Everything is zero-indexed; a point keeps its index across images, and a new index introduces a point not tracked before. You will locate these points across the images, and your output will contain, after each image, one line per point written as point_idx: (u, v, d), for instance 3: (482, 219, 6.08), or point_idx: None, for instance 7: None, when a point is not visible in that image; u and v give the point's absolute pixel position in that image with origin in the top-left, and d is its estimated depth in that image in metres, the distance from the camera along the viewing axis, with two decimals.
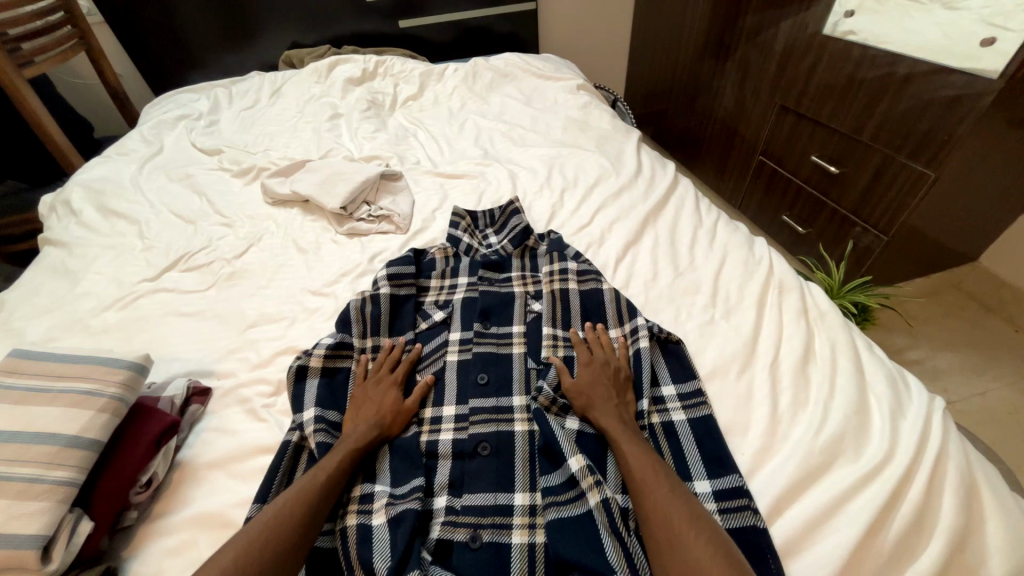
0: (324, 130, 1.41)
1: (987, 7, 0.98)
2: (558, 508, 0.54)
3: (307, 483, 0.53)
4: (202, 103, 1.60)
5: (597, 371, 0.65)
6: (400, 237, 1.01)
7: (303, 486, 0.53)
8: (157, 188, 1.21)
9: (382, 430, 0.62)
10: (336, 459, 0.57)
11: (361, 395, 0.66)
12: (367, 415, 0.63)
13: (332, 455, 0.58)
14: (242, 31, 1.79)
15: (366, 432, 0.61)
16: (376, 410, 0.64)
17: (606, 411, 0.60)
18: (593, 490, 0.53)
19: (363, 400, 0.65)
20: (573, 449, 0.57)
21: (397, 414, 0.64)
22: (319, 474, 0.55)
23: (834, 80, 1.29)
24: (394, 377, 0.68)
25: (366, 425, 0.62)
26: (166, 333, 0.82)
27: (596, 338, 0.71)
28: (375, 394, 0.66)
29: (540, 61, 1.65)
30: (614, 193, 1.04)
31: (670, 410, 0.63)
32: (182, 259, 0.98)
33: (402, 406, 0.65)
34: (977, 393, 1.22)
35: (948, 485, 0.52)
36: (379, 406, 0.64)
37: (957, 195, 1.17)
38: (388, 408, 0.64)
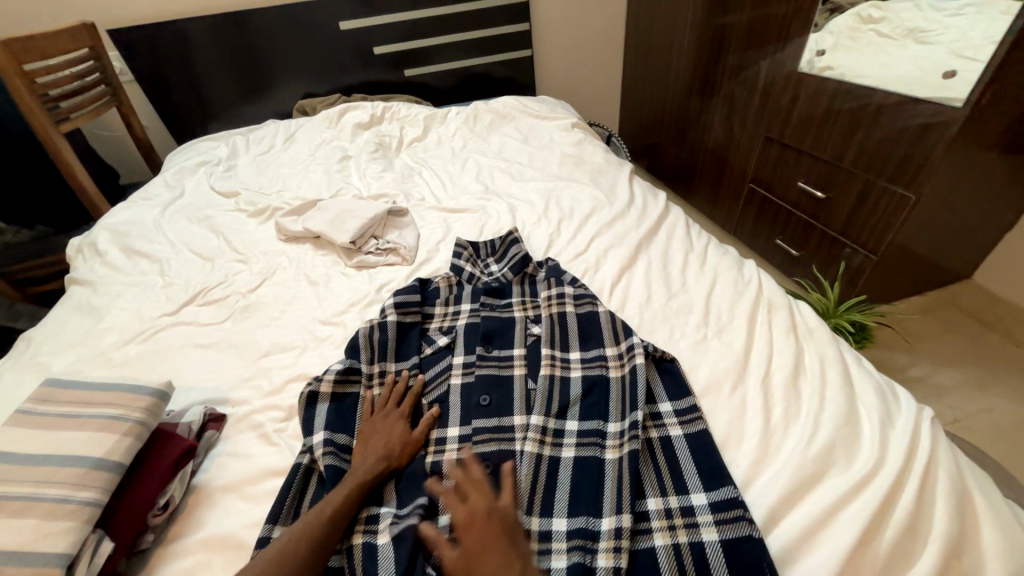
0: (335, 170, 1.50)
1: (957, 41, 1.05)
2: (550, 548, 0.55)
3: (314, 518, 0.55)
4: (221, 149, 1.72)
5: (486, 530, 0.50)
6: (405, 268, 1.06)
7: (308, 522, 0.55)
8: (177, 229, 1.29)
9: (391, 462, 0.64)
10: (342, 493, 0.58)
11: (370, 428, 0.69)
12: (376, 447, 0.65)
13: (338, 489, 0.59)
14: (258, 83, 1.93)
15: (373, 465, 0.62)
16: (385, 442, 0.66)
17: None
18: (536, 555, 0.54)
19: (372, 432, 0.68)
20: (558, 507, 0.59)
21: (405, 448, 0.66)
22: (325, 509, 0.56)
23: (813, 111, 1.37)
24: (402, 410, 0.70)
25: (374, 457, 0.63)
26: (183, 364, 0.87)
27: (472, 480, 0.56)
28: (381, 430, 0.67)
29: (536, 103, 1.76)
30: (609, 221, 1.09)
31: (666, 426, 0.65)
32: (200, 294, 1.03)
33: (410, 437, 0.67)
34: (984, 409, 1.22)
35: (940, 488, 0.53)
36: (388, 438, 0.66)
37: (941, 213, 1.21)
38: (397, 440, 0.66)
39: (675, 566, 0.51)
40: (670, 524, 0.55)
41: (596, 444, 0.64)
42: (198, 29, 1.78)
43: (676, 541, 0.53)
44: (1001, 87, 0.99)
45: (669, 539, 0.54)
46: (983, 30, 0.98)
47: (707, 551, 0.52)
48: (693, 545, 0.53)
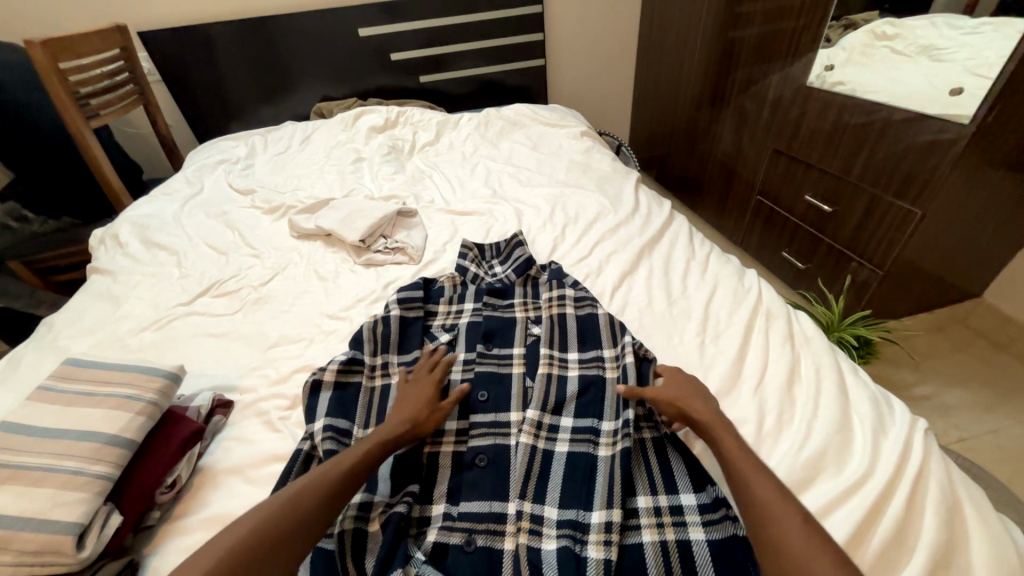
0: (348, 171, 1.55)
1: (971, 59, 1.04)
2: (541, 538, 0.56)
3: (336, 465, 0.57)
4: (240, 148, 1.77)
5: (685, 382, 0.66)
6: (412, 267, 1.09)
7: (331, 467, 0.57)
8: (195, 223, 1.33)
9: (416, 427, 0.65)
10: (365, 447, 0.60)
11: (402, 393, 0.70)
12: (404, 411, 0.66)
13: (362, 441, 0.61)
14: (279, 86, 2.00)
15: (398, 426, 0.64)
16: (413, 406, 0.67)
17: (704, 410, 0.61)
18: (550, 535, 0.56)
19: (403, 397, 0.69)
20: (552, 501, 0.60)
21: (432, 413, 0.67)
22: (346, 459, 0.58)
23: (820, 125, 1.38)
24: (434, 379, 0.72)
25: (400, 419, 0.65)
26: (195, 352, 0.90)
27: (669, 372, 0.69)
28: (413, 392, 0.69)
29: (547, 110, 1.79)
30: (613, 227, 1.11)
31: (661, 424, 0.65)
32: (214, 286, 1.07)
33: (438, 405, 0.68)
34: (990, 431, 1.21)
35: (930, 497, 0.54)
36: (416, 403, 0.67)
37: (949, 229, 1.21)
38: (424, 405, 0.67)
39: (663, 562, 0.52)
40: (659, 522, 0.56)
41: (590, 440, 0.65)
42: (225, 33, 1.85)
43: (663, 538, 0.54)
44: (1008, 103, 1.00)
45: (656, 535, 0.55)
46: (997, 48, 0.98)
47: (693, 549, 0.53)
48: (680, 543, 0.53)
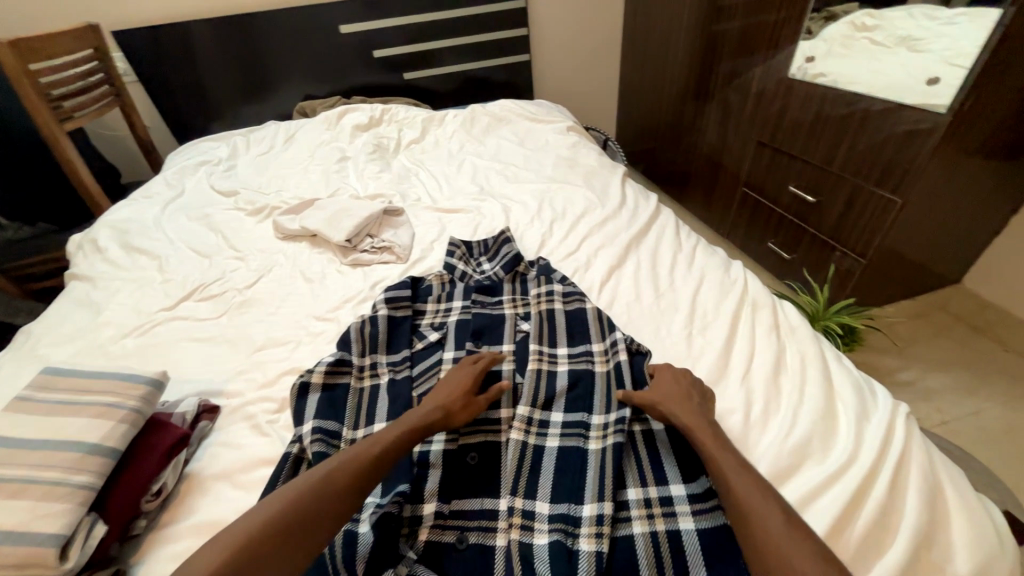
0: (333, 170, 1.53)
1: (948, 50, 1.05)
2: (533, 533, 0.57)
3: (367, 448, 0.59)
4: (221, 149, 1.74)
5: (674, 382, 0.66)
6: (399, 266, 1.08)
7: (363, 449, 0.59)
8: (177, 226, 1.31)
9: (448, 417, 0.64)
10: (397, 432, 0.62)
11: (442, 381, 0.71)
12: (439, 399, 0.67)
13: (395, 426, 0.63)
14: (260, 85, 1.96)
15: (430, 415, 0.64)
16: (447, 395, 0.67)
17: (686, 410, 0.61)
18: (541, 530, 0.57)
19: (442, 385, 0.70)
20: (543, 496, 0.60)
21: (465, 405, 0.66)
22: (378, 442, 0.60)
23: (803, 117, 1.40)
24: (474, 370, 0.72)
25: (433, 408, 0.65)
26: (179, 357, 0.88)
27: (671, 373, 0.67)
28: (452, 380, 0.70)
29: (532, 106, 1.79)
30: (600, 222, 1.11)
31: (648, 419, 0.66)
32: (198, 290, 1.05)
33: (473, 398, 0.67)
34: (971, 413, 1.24)
35: (912, 481, 0.55)
36: (451, 393, 0.68)
37: (928, 217, 1.23)
38: (459, 396, 0.67)
39: (653, 553, 0.53)
40: (649, 513, 0.56)
41: (580, 435, 0.65)
42: (202, 31, 1.82)
43: (654, 529, 0.55)
44: (983, 92, 1.02)
45: (647, 527, 0.55)
46: (973, 38, 0.99)
47: (683, 539, 0.53)
48: (671, 533, 0.54)
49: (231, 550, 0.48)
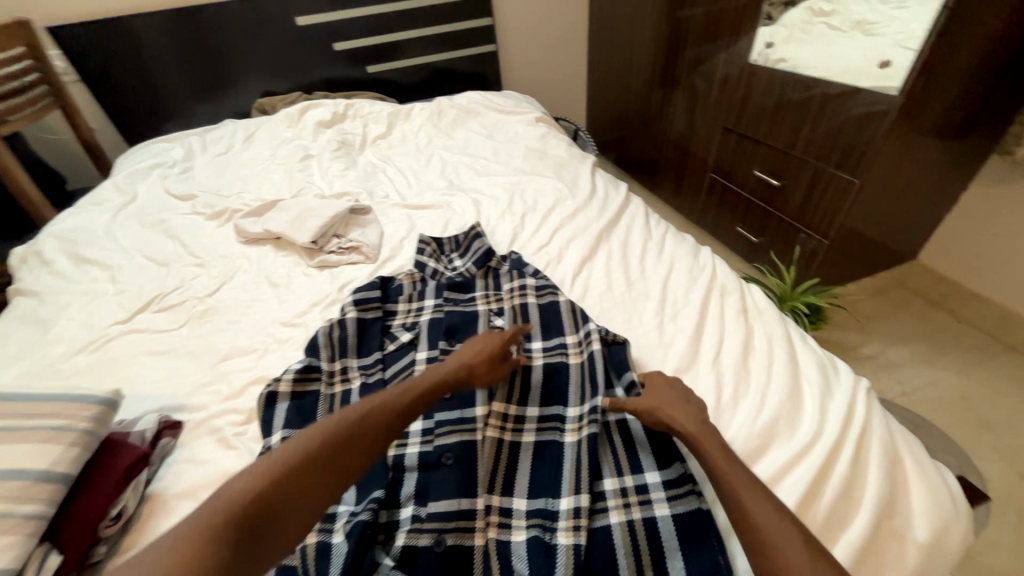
0: (296, 170, 1.48)
1: (901, 33, 1.08)
2: (510, 529, 0.57)
3: (399, 393, 0.60)
4: (176, 150, 1.66)
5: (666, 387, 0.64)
6: (369, 266, 1.05)
7: (394, 393, 0.60)
8: (130, 234, 1.24)
9: (472, 377, 0.65)
10: (427, 382, 0.63)
11: (471, 339, 0.72)
12: (467, 357, 0.67)
13: (426, 377, 0.64)
14: (215, 82, 1.87)
15: (457, 372, 0.65)
16: (475, 354, 0.68)
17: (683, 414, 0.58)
18: (519, 527, 0.57)
19: (472, 342, 0.71)
20: (520, 492, 0.60)
21: (490, 367, 0.67)
22: (408, 390, 0.61)
23: (765, 102, 1.42)
24: (504, 333, 0.72)
25: (461, 365, 0.66)
26: (137, 372, 0.84)
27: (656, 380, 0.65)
28: (482, 340, 0.70)
29: (501, 97, 1.76)
30: (571, 213, 1.11)
31: (631, 386, 0.67)
32: (155, 300, 1.00)
33: (498, 363, 0.67)
34: (929, 382, 1.30)
35: (873, 454, 0.57)
36: (479, 353, 0.68)
37: (885, 196, 1.28)
38: (486, 357, 0.67)
39: (630, 542, 0.53)
40: (625, 502, 0.57)
41: (556, 427, 0.66)
42: (148, 26, 1.71)
43: (630, 518, 0.55)
44: (931, 74, 1.06)
45: (623, 516, 0.55)
46: (922, 21, 1.02)
47: (659, 526, 0.54)
48: (647, 521, 0.55)
49: (264, 488, 0.48)
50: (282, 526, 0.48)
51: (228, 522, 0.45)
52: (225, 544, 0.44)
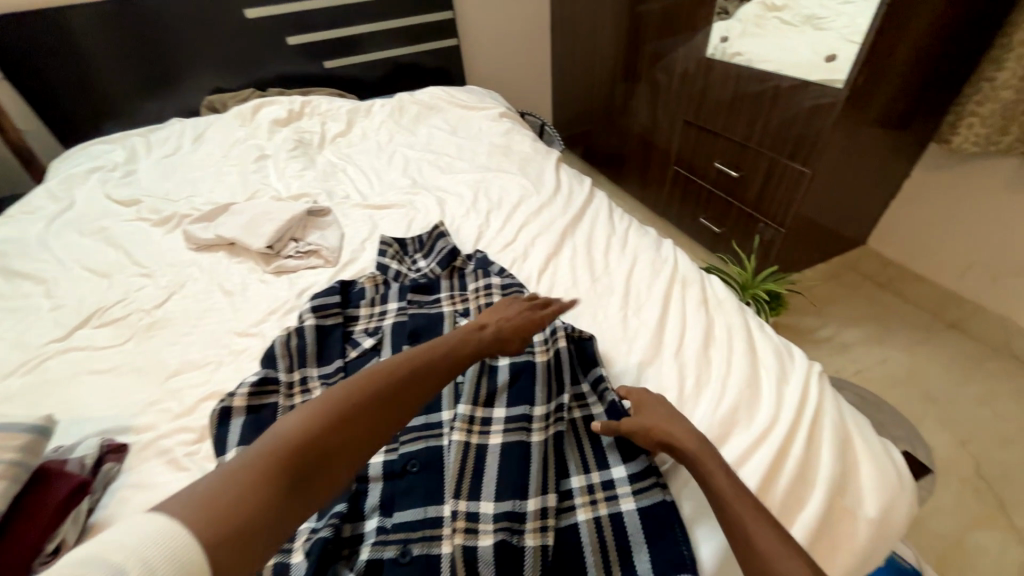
0: (250, 171, 1.41)
1: (846, 28, 1.12)
2: (477, 535, 0.54)
3: (437, 356, 0.65)
4: (117, 153, 1.55)
5: (654, 405, 0.61)
6: (329, 270, 1.02)
7: (432, 355, 0.65)
8: (67, 244, 1.15)
9: (501, 346, 0.70)
10: (461, 347, 0.68)
11: (501, 307, 0.75)
12: (500, 325, 0.71)
13: (459, 342, 0.68)
14: (158, 79, 1.76)
15: (488, 340, 0.69)
16: (507, 322, 0.72)
17: (682, 432, 0.56)
18: (486, 532, 0.54)
19: (503, 311, 0.75)
20: (487, 496, 0.58)
21: (519, 337, 0.71)
22: (445, 352, 0.66)
23: (722, 95, 1.45)
24: (532, 307, 0.76)
25: (492, 334, 0.70)
26: (75, 394, 0.78)
27: (646, 398, 0.62)
28: (513, 310, 0.74)
29: (463, 92, 1.74)
30: (536, 210, 1.10)
31: (603, 389, 0.67)
32: (96, 315, 0.94)
33: (525, 334, 0.72)
34: (880, 361, 1.38)
35: (826, 436, 0.60)
36: (512, 322, 0.72)
37: (836, 184, 1.33)
38: (516, 327, 0.72)
39: (597, 538, 0.54)
40: (592, 499, 0.57)
41: (523, 428, 0.64)
42: (78, 19, 1.59)
43: (597, 514, 0.56)
44: (874, 68, 1.10)
45: (590, 513, 0.56)
46: (864, 15, 1.07)
47: (625, 520, 0.55)
48: (613, 516, 0.55)
49: (315, 432, 0.51)
50: (328, 471, 0.50)
51: (277, 463, 0.48)
52: (276, 482, 0.46)
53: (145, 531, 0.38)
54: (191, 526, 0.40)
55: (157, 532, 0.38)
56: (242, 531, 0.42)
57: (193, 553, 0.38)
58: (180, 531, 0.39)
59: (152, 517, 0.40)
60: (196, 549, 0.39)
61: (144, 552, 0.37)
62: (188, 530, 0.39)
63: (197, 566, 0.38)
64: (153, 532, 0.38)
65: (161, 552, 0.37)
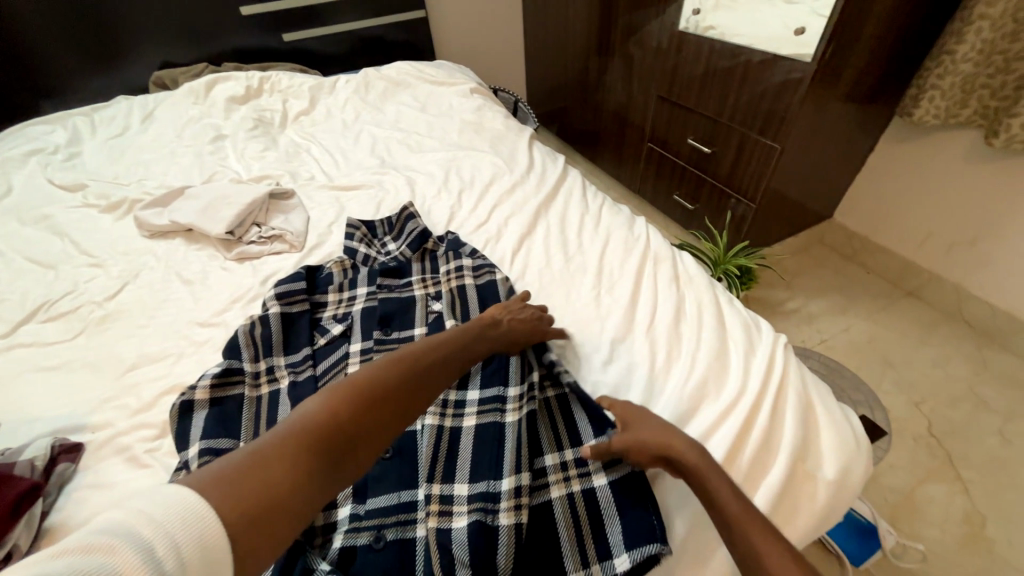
0: (207, 152, 1.33)
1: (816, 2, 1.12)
2: (451, 516, 0.54)
3: (456, 346, 0.64)
4: (58, 134, 1.44)
5: (640, 419, 0.58)
6: (294, 255, 0.98)
7: (450, 345, 0.63)
8: (6, 233, 1.07)
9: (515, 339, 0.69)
10: (476, 340, 0.66)
11: (512, 303, 0.75)
12: (514, 318, 0.71)
13: (475, 334, 0.67)
14: (98, 53, 1.63)
15: (503, 333, 0.68)
16: (520, 317, 0.72)
17: (681, 444, 0.53)
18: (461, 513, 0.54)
19: (515, 307, 0.74)
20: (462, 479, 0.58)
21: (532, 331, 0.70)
22: (462, 343, 0.65)
23: (695, 70, 1.44)
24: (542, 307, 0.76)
25: (508, 326, 0.69)
26: (22, 393, 0.74)
27: (637, 415, 0.58)
28: (525, 307, 0.74)
29: (432, 67, 1.67)
30: (508, 189, 1.08)
31: (562, 373, 0.67)
32: (42, 308, 0.88)
33: (536, 328, 0.71)
34: (844, 329, 1.43)
35: (790, 404, 0.61)
36: (524, 318, 0.72)
37: (804, 159, 1.35)
38: (529, 322, 0.71)
39: (570, 515, 0.54)
40: (565, 475, 0.58)
41: (496, 410, 0.63)
42: None
43: (570, 491, 0.56)
44: (840, 42, 1.11)
45: (563, 490, 0.56)
46: None
47: (598, 496, 0.56)
48: (586, 492, 0.56)
49: (343, 412, 0.49)
50: (352, 456, 0.47)
51: (303, 444, 0.45)
52: (305, 462, 0.43)
53: (170, 503, 0.35)
54: (219, 501, 0.37)
55: (181, 509, 0.35)
56: (266, 514, 0.39)
57: (219, 530, 0.35)
58: (205, 509, 0.36)
59: (175, 491, 0.36)
60: (220, 530, 0.36)
61: (172, 525, 0.34)
62: (213, 507, 0.36)
63: (219, 550, 0.35)
64: (179, 506, 0.35)
65: (184, 530, 0.34)
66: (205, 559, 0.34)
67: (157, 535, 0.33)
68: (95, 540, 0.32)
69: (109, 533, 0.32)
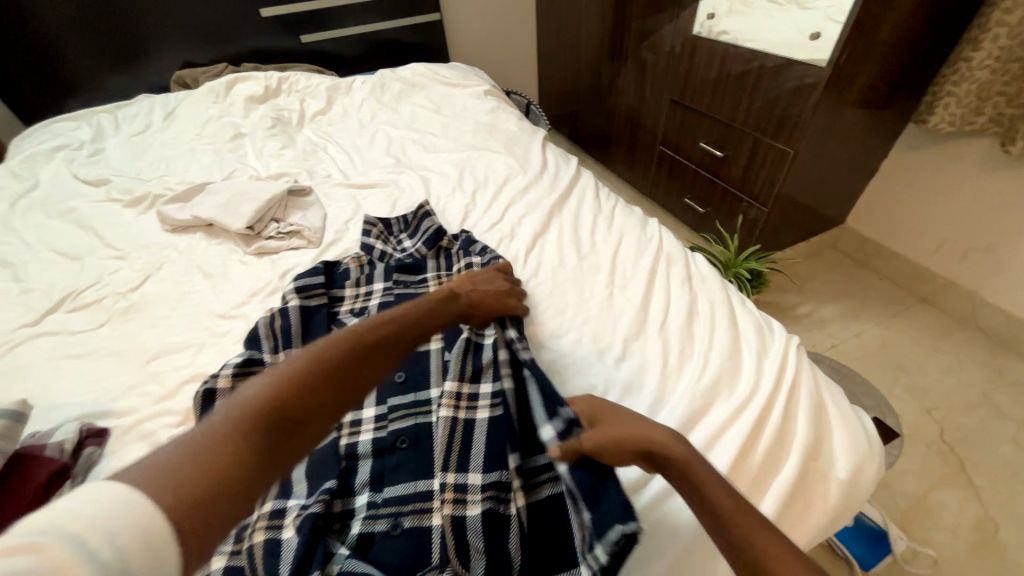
0: (227, 150, 1.36)
1: (830, 8, 1.13)
2: (463, 505, 0.55)
3: (413, 317, 0.62)
4: (83, 131, 1.48)
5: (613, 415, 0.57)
6: (311, 251, 1.00)
7: (406, 317, 0.61)
8: (34, 226, 1.11)
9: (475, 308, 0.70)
10: (434, 311, 0.65)
11: (471, 278, 0.77)
12: (473, 293, 0.73)
13: (431, 306, 0.65)
14: (123, 53, 1.67)
15: (460, 306, 0.69)
16: (479, 291, 0.74)
17: (664, 438, 0.52)
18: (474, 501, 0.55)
19: (475, 282, 0.76)
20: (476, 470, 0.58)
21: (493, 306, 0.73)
22: (420, 315, 0.63)
23: (708, 74, 1.45)
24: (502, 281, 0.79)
25: (467, 300, 0.71)
26: (50, 379, 0.76)
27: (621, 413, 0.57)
28: (485, 283, 0.76)
29: (447, 69, 1.69)
30: (522, 189, 1.10)
31: (519, 349, 0.68)
32: (69, 298, 0.91)
33: (495, 302, 0.74)
34: (855, 335, 1.43)
35: (802, 403, 0.62)
36: (485, 293, 0.74)
37: (817, 164, 1.35)
38: (490, 296, 0.74)
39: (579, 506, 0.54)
40: None
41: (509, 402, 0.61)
42: None
43: None
44: (856, 47, 1.11)
45: None
46: None
47: None
48: None
49: (292, 387, 0.45)
50: (307, 432, 0.44)
51: (248, 425, 0.41)
52: (252, 445, 0.39)
53: (102, 497, 0.31)
54: (155, 492, 0.33)
55: (115, 503, 0.31)
56: (215, 504, 0.35)
57: (160, 523, 0.31)
58: (141, 500, 0.32)
59: (105, 488, 0.32)
60: (162, 522, 0.32)
61: (108, 521, 0.30)
62: (149, 499, 0.32)
63: (164, 543, 0.31)
64: (115, 498, 0.31)
65: (121, 524, 0.30)
66: (149, 552, 0.30)
67: (93, 534, 0.29)
68: (27, 539, 0.28)
69: (48, 532, 0.28)
